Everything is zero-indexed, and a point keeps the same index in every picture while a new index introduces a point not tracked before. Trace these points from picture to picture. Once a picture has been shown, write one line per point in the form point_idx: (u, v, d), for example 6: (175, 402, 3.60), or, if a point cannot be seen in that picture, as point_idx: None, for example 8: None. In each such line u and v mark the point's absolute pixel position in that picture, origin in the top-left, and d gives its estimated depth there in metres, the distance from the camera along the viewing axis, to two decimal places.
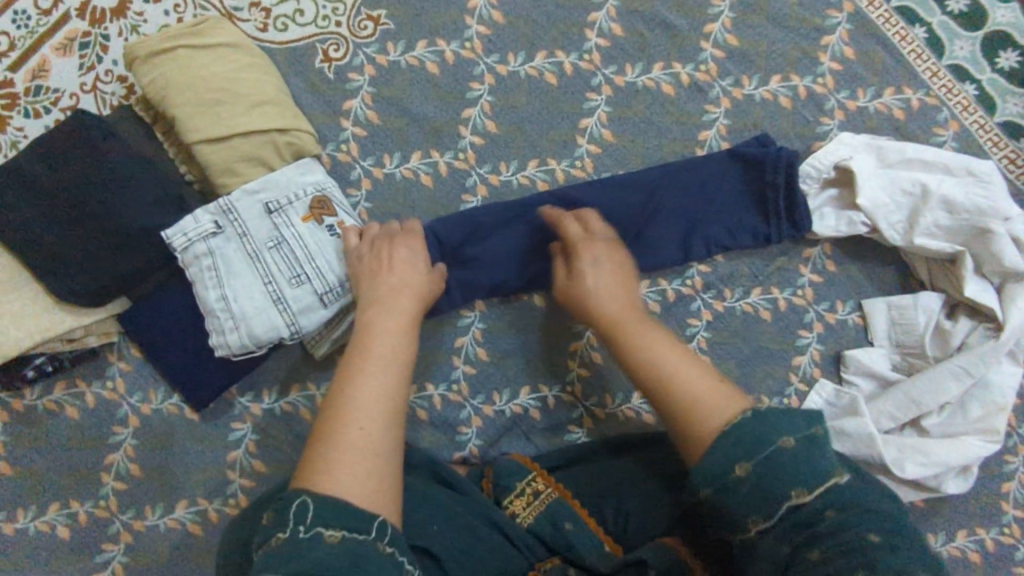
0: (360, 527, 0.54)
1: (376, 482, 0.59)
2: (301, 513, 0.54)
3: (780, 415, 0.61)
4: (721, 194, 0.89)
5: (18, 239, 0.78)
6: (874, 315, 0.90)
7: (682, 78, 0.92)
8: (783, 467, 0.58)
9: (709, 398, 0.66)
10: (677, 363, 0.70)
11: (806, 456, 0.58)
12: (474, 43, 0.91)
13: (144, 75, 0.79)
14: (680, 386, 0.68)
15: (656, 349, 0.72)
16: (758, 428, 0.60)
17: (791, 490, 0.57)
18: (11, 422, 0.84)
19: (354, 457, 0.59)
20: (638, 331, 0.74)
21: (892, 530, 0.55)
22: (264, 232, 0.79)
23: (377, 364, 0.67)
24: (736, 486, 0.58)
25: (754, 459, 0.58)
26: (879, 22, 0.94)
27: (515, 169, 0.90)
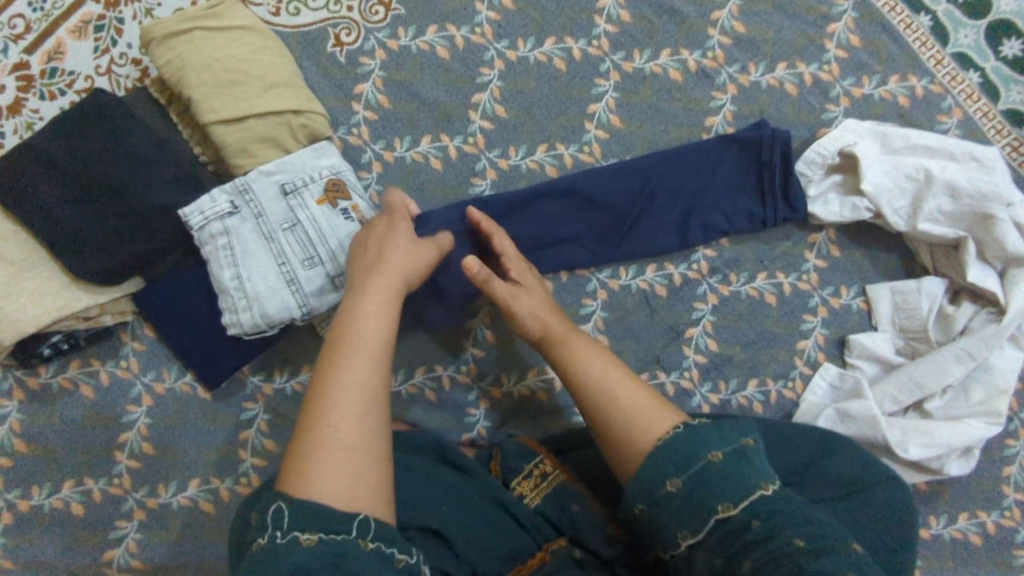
0: (341, 527, 0.54)
1: (357, 479, 0.58)
2: (278, 518, 0.54)
3: (705, 429, 0.61)
4: (717, 178, 0.89)
5: (34, 218, 0.79)
6: (878, 300, 0.91)
7: (690, 65, 0.93)
8: (717, 479, 0.57)
9: (640, 415, 0.65)
10: (614, 379, 0.70)
11: (735, 470, 0.58)
12: (484, 29, 0.92)
13: (162, 55, 0.80)
14: (615, 403, 0.67)
15: (587, 365, 0.72)
16: (685, 446, 0.60)
17: (717, 504, 0.57)
18: (27, 400, 0.85)
19: (333, 454, 0.58)
20: (574, 342, 0.75)
21: (817, 537, 0.55)
22: (279, 213, 0.80)
23: (357, 354, 0.64)
24: (667, 501, 0.59)
25: (686, 474, 0.58)
26: (884, 10, 0.95)
27: (524, 154, 0.91)
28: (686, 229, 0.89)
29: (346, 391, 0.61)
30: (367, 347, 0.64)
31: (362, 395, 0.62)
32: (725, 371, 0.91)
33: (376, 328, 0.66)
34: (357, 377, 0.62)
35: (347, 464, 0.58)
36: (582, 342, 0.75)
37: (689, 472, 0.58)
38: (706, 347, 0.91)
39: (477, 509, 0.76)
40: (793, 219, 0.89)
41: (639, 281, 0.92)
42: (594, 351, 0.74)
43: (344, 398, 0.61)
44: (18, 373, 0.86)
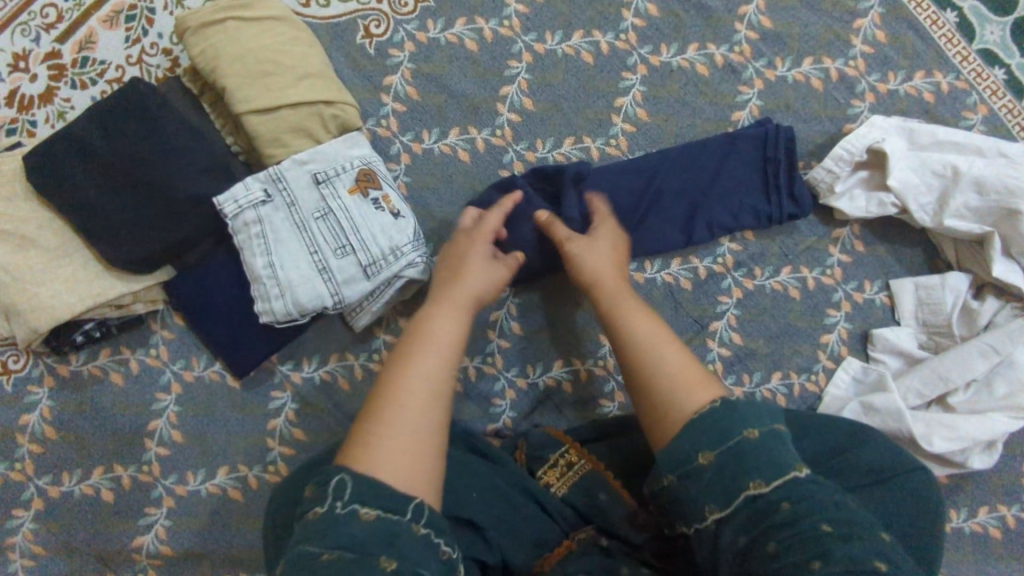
0: (396, 507, 0.56)
1: (414, 463, 0.59)
2: (339, 488, 0.56)
3: (746, 407, 0.61)
4: (720, 176, 0.90)
5: (68, 205, 0.79)
6: (902, 296, 0.92)
7: (717, 59, 0.94)
8: (753, 458, 0.58)
9: (681, 384, 0.66)
10: (661, 347, 0.70)
11: (769, 450, 0.58)
12: (512, 22, 0.92)
13: (195, 46, 0.80)
14: (657, 375, 0.67)
15: (642, 334, 0.72)
16: (723, 421, 0.60)
17: (748, 482, 0.57)
18: (58, 387, 0.86)
19: (394, 437, 0.60)
20: (629, 309, 0.75)
21: (843, 520, 0.55)
22: (311, 202, 0.80)
23: (432, 350, 0.68)
24: (699, 473, 0.59)
25: (719, 449, 0.59)
26: (911, 7, 0.95)
27: (551, 147, 0.92)
28: (712, 223, 0.90)
29: (415, 381, 0.64)
30: (441, 346, 0.68)
31: (429, 387, 0.64)
32: (750, 364, 0.92)
33: (450, 332, 0.70)
34: (427, 372, 0.66)
35: (406, 450, 0.59)
36: (637, 311, 0.74)
37: (725, 445, 0.59)
38: (731, 340, 0.92)
39: (507, 496, 0.76)
40: (797, 213, 0.90)
41: (665, 274, 0.92)
42: (646, 317, 0.74)
43: (409, 388, 0.64)
44: (49, 360, 0.86)
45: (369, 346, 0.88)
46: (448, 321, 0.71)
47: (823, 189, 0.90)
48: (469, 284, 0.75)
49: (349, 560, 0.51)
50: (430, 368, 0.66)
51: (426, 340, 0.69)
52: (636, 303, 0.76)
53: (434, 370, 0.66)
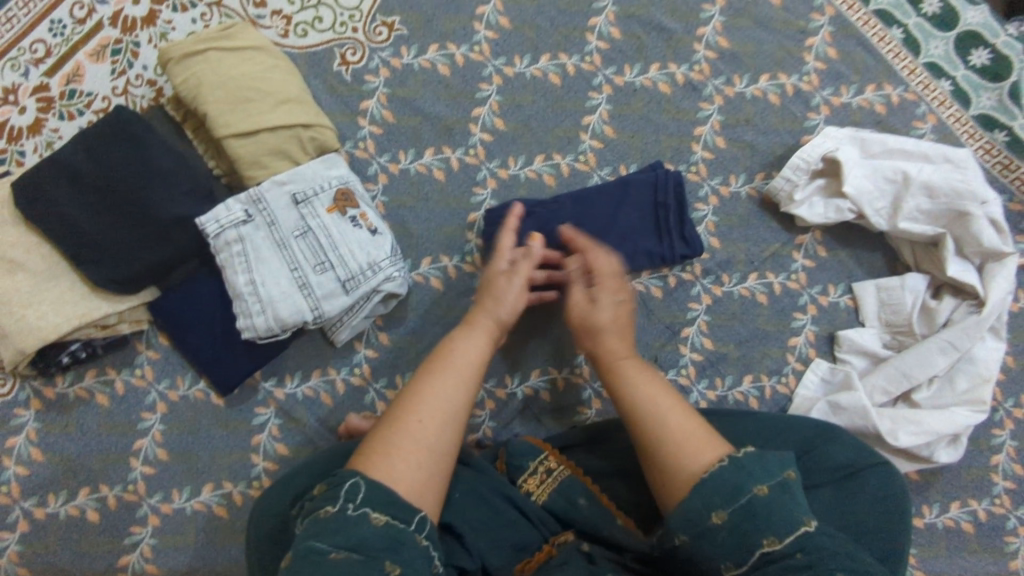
0: (404, 516, 0.58)
1: (423, 475, 0.63)
2: (352, 492, 0.58)
3: (750, 461, 0.63)
4: (641, 216, 0.93)
5: (56, 229, 0.82)
6: (865, 298, 0.95)
7: (678, 78, 0.98)
8: (765, 514, 0.59)
9: (692, 440, 0.67)
10: (674, 409, 0.71)
11: (781, 506, 0.60)
12: (482, 47, 0.97)
13: (178, 75, 0.84)
14: (666, 425, 0.70)
15: (659, 395, 0.73)
16: (733, 480, 0.62)
17: (764, 538, 0.59)
18: (44, 409, 0.88)
19: (408, 449, 0.63)
20: (629, 369, 0.77)
21: (860, 571, 0.57)
22: (291, 221, 0.83)
23: (454, 378, 0.70)
24: (712, 534, 0.60)
25: (731, 507, 0.60)
26: (859, 25, 1.00)
27: (523, 164, 0.96)
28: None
29: (433, 403, 0.67)
30: (462, 373, 0.71)
31: (447, 405, 0.68)
32: (721, 368, 0.95)
33: (469, 351, 0.74)
34: (446, 392, 0.69)
35: (417, 462, 0.63)
36: (643, 373, 0.76)
37: (735, 505, 0.60)
38: (702, 346, 0.95)
39: (486, 501, 0.78)
40: (690, 254, 0.93)
41: (636, 283, 0.95)
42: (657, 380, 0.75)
43: (426, 407, 0.67)
44: (35, 383, 0.88)
45: (350, 360, 0.90)
46: (472, 344, 0.75)
47: (784, 197, 0.94)
48: (490, 311, 0.78)
49: (356, 561, 0.53)
50: (448, 386, 0.69)
51: (445, 360, 0.72)
52: (638, 363, 0.78)
53: (452, 388, 0.70)
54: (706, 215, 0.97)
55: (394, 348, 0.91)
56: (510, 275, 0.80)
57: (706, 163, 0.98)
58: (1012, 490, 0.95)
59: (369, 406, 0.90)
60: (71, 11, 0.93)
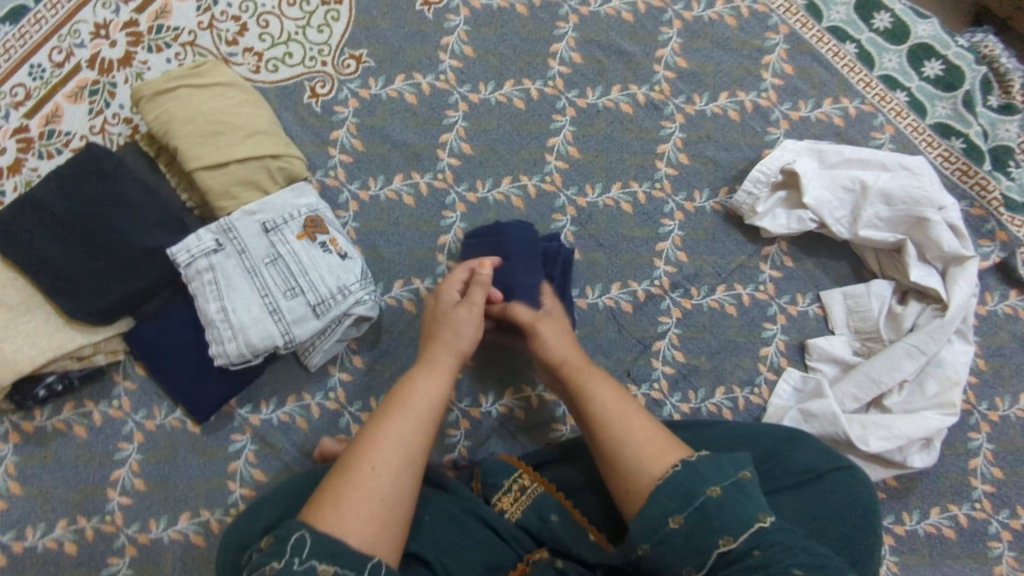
0: (353, 565, 0.58)
1: (376, 521, 0.63)
2: (299, 546, 0.58)
3: (707, 466, 0.64)
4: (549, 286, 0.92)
5: (30, 263, 0.83)
6: (833, 306, 0.96)
7: (639, 98, 1.01)
8: (719, 514, 0.60)
9: (649, 452, 0.68)
10: (633, 422, 0.72)
11: (733, 504, 0.61)
12: (448, 75, 1.00)
13: (149, 111, 0.86)
14: (629, 441, 0.70)
15: (614, 409, 0.74)
16: (687, 483, 0.63)
17: (719, 539, 0.60)
18: (21, 442, 0.88)
19: (360, 498, 0.63)
20: (594, 381, 0.78)
21: (816, 564, 0.57)
22: (261, 249, 0.85)
23: (406, 416, 0.71)
24: (672, 538, 0.61)
25: (688, 509, 0.61)
26: (813, 42, 1.03)
27: (491, 186, 0.98)
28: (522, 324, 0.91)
29: (388, 443, 0.68)
30: (413, 412, 0.71)
31: (400, 447, 0.68)
32: (694, 381, 0.95)
33: (422, 391, 0.74)
34: (399, 435, 0.69)
35: (369, 509, 0.63)
36: (603, 386, 0.77)
37: (691, 507, 0.61)
38: (674, 358, 0.96)
39: (458, 521, 0.79)
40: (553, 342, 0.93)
41: (606, 299, 0.97)
42: (615, 395, 0.76)
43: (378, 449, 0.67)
44: (13, 417, 0.89)
45: (325, 384, 0.91)
46: (424, 381, 0.75)
47: (747, 210, 0.96)
48: (448, 345, 0.79)
49: None
50: (403, 429, 0.70)
51: (399, 401, 0.72)
52: (600, 374, 0.79)
53: (406, 430, 0.70)
54: (673, 230, 0.99)
55: (367, 371, 0.92)
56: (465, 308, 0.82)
57: (670, 180, 1.00)
58: (992, 493, 0.94)
59: (344, 428, 0.91)
60: (50, 56, 0.97)
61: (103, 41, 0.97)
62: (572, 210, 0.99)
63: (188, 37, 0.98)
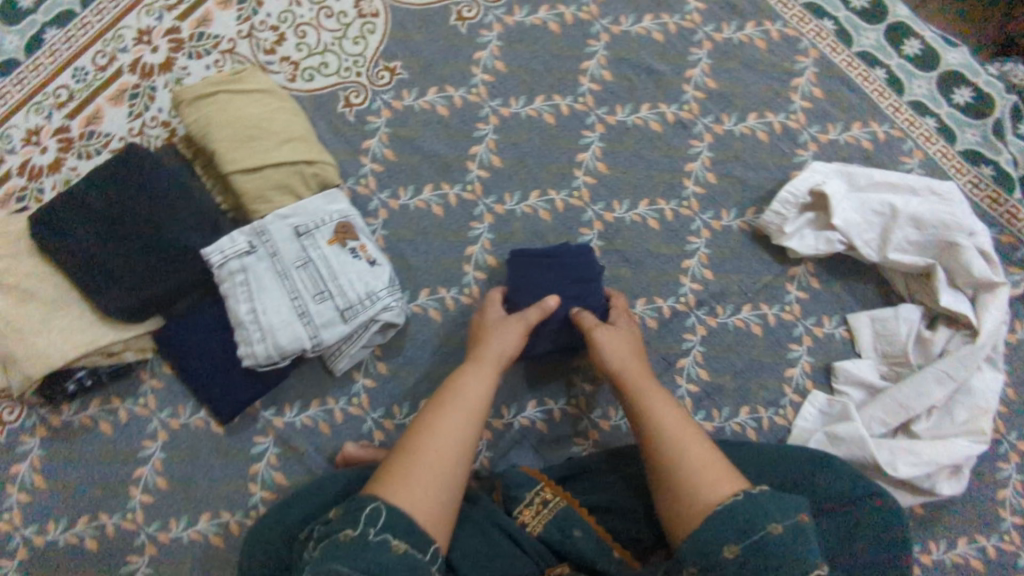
0: (420, 546, 0.63)
1: (436, 503, 0.67)
2: (372, 518, 0.63)
3: (769, 502, 0.65)
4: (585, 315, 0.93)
5: (66, 259, 0.84)
6: (860, 329, 0.96)
7: (668, 117, 1.02)
8: (777, 553, 0.61)
9: (708, 472, 0.70)
10: (689, 437, 0.74)
11: (793, 545, 0.61)
12: (479, 89, 1.02)
13: (188, 116, 0.88)
14: (687, 457, 0.72)
15: (672, 421, 0.76)
16: (748, 515, 0.64)
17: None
18: (48, 437, 0.89)
19: (427, 478, 0.68)
20: (656, 395, 0.79)
21: None
22: (292, 252, 0.86)
23: (465, 409, 0.74)
24: (722, 566, 0.62)
25: (743, 542, 0.62)
26: (843, 66, 1.04)
27: (519, 199, 0.99)
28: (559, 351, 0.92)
29: (449, 433, 0.72)
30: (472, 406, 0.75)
31: (460, 438, 0.72)
32: (718, 400, 0.95)
33: (479, 384, 0.78)
34: (456, 423, 0.73)
35: (431, 490, 0.67)
36: (657, 397, 0.79)
37: (748, 539, 0.62)
38: (698, 376, 0.95)
39: (482, 530, 0.79)
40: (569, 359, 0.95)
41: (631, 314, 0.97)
42: (669, 406, 0.78)
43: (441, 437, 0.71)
44: (41, 411, 0.90)
45: (349, 390, 0.92)
46: (479, 378, 0.78)
47: (774, 230, 0.96)
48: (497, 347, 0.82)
49: None
50: (463, 421, 0.73)
51: (457, 395, 0.76)
52: (655, 386, 0.81)
53: (465, 421, 0.73)
54: (699, 248, 0.99)
55: (391, 378, 0.93)
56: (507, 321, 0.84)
57: (698, 198, 1.00)
58: (1021, 525, 0.92)
59: (366, 434, 0.91)
60: (94, 59, 0.99)
61: (145, 47, 1.00)
62: (599, 225, 0.99)
63: (227, 44, 1.01)
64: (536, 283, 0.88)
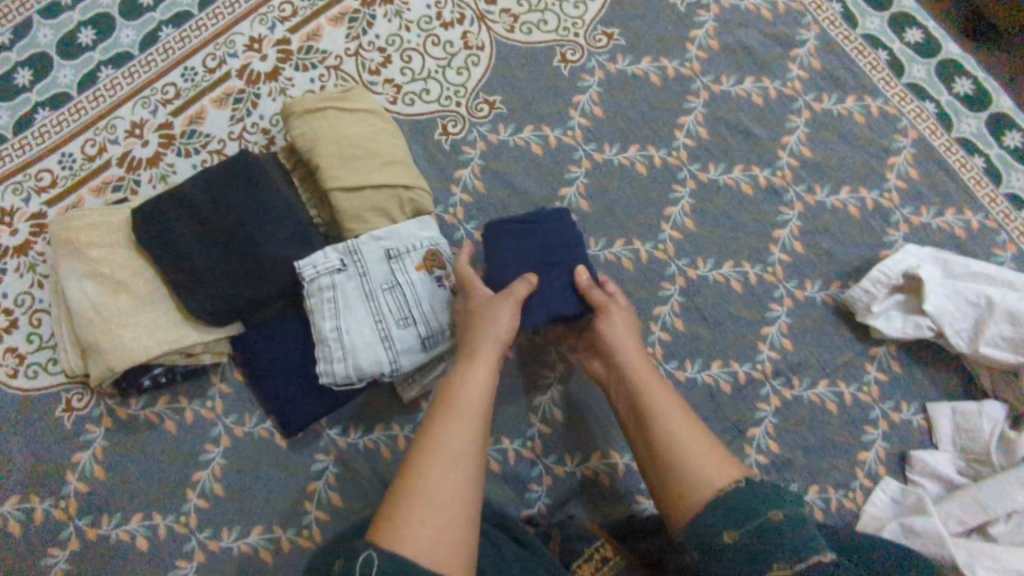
0: None
1: (437, 534, 0.62)
2: (367, 565, 0.59)
3: (765, 490, 0.66)
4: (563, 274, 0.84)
5: (161, 256, 0.85)
6: (939, 420, 0.93)
7: (760, 181, 1.02)
8: (775, 538, 0.61)
9: (705, 461, 0.70)
10: (677, 419, 0.74)
11: (793, 531, 0.62)
12: (575, 132, 1.02)
13: (297, 128, 0.88)
14: (681, 442, 0.72)
15: (662, 405, 0.76)
16: (748, 502, 0.65)
17: (774, 561, 0.60)
18: (112, 429, 0.89)
19: (426, 510, 0.63)
20: (647, 377, 0.79)
21: None
22: (381, 274, 0.85)
23: (459, 423, 0.71)
24: (722, 551, 0.63)
25: (742, 528, 0.63)
26: (940, 149, 1.03)
27: (604, 246, 0.99)
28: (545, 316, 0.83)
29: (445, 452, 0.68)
30: (466, 415, 0.72)
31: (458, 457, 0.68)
32: (786, 474, 0.92)
33: (474, 392, 0.74)
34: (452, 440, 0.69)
35: (431, 525, 0.63)
36: (652, 377, 0.79)
37: (748, 526, 0.63)
38: (767, 448, 0.93)
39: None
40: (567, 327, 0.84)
41: (705, 375, 0.95)
42: (655, 390, 0.77)
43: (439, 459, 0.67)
44: (110, 401, 0.89)
45: (414, 418, 0.91)
46: (472, 383, 0.75)
47: (861, 307, 0.94)
48: (489, 336, 0.79)
49: None
50: (459, 436, 0.70)
51: (450, 404, 0.72)
52: (645, 364, 0.81)
53: (459, 434, 0.70)
54: (781, 316, 0.97)
55: None
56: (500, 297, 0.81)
57: (783, 266, 0.99)
58: None
59: None
60: (204, 61, 1.01)
61: (255, 54, 1.01)
62: (682, 281, 0.98)
63: (334, 61, 1.02)
64: (514, 252, 0.84)
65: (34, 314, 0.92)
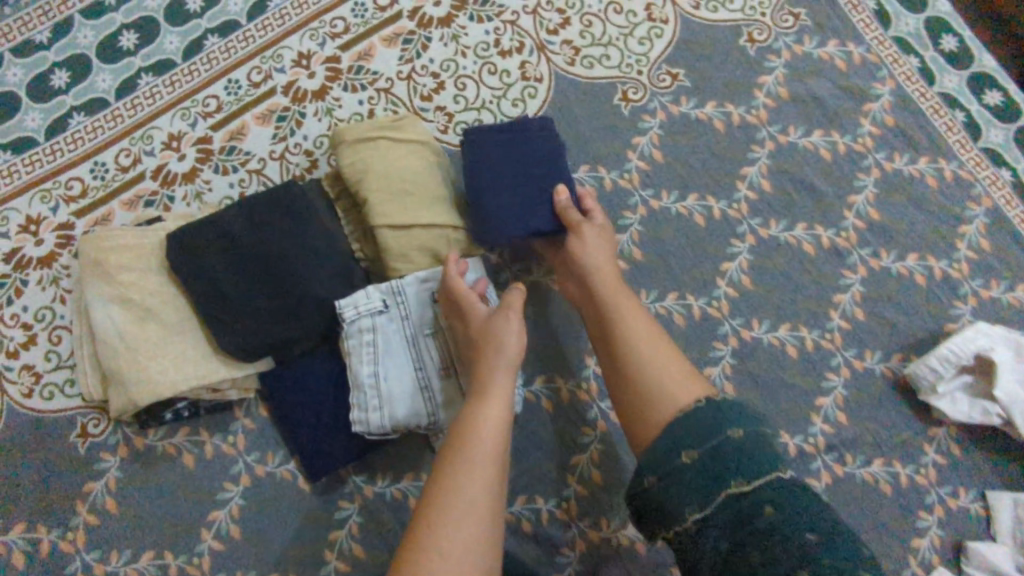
0: None
1: None
2: None
3: (725, 406, 0.69)
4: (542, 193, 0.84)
5: (195, 284, 0.80)
6: (1000, 510, 0.88)
7: (824, 241, 0.96)
8: (731, 457, 0.65)
9: (668, 384, 0.72)
10: (640, 333, 0.77)
11: (750, 448, 0.66)
12: (632, 175, 0.97)
13: (347, 157, 0.83)
14: (645, 369, 0.74)
15: (629, 325, 0.77)
16: (706, 423, 0.67)
17: (728, 481, 0.65)
18: (128, 459, 0.84)
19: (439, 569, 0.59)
20: (616, 302, 0.79)
21: (824, 525, 0.63)
22: (424, 319, 0.81)
23: (473, 467, 0.66)
24: (680, 472, 0.66)
25: (701, 446, 0.66)
26: (1015, 221, 0.98)
27: (655, 299, 0.94)
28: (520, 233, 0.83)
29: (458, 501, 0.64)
30: (478, 455, 0.67)
31: (471, 505, 0.64)
32: None
33: (488, 430, 0.69)
34: (465, 485, 0.65)
35: None
36: (621, 301, 0.80)
37: (705, 445, 0.66)
38: None
39: None
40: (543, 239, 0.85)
41: None
42: (624, 311, 0.78)
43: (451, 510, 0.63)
44: (127, 429, 0.85)
45: None
46: (484, 416, 0.70)
47: (925, 386, 0.89)
48: (499, 362, 0.74)
49: None
50: (472, 479, 0.65)
51: (462, 444, 0.68)
52: (616, 290, 0.81)
53: (472, 476, 0.65)
54: (837, 387, 0.92)
55: None
56: (504, 313, 0.77)
57: (842, 333, 0.94)
58: None
59: None
60: (249, 74, 0.96)
61: (302, 70, 0.97)
62: (735, 341, 0.93)
63: (385, 83, 0.97)
64: (487, 164, 0.84)
65: (54, 331, 0.87)
